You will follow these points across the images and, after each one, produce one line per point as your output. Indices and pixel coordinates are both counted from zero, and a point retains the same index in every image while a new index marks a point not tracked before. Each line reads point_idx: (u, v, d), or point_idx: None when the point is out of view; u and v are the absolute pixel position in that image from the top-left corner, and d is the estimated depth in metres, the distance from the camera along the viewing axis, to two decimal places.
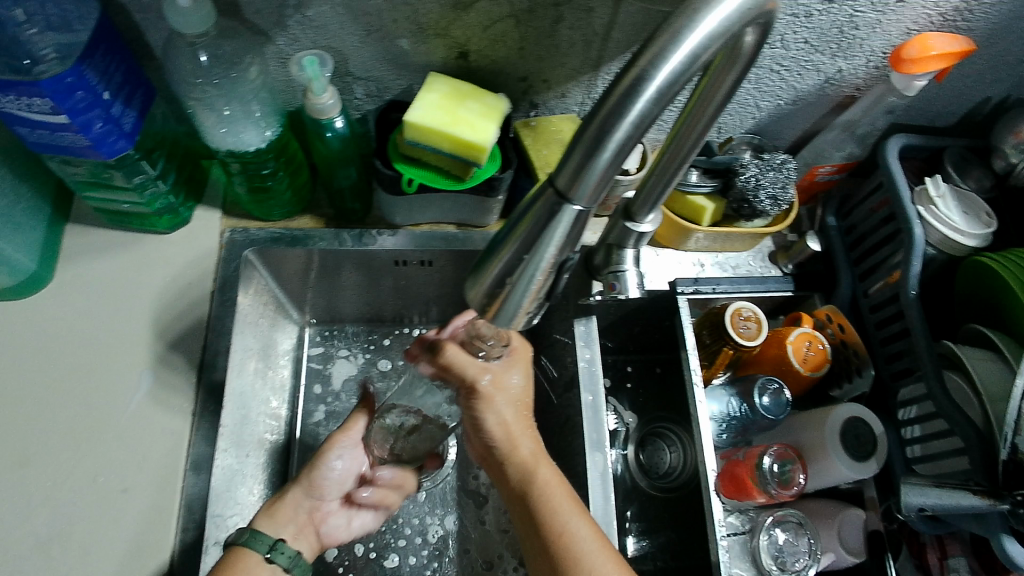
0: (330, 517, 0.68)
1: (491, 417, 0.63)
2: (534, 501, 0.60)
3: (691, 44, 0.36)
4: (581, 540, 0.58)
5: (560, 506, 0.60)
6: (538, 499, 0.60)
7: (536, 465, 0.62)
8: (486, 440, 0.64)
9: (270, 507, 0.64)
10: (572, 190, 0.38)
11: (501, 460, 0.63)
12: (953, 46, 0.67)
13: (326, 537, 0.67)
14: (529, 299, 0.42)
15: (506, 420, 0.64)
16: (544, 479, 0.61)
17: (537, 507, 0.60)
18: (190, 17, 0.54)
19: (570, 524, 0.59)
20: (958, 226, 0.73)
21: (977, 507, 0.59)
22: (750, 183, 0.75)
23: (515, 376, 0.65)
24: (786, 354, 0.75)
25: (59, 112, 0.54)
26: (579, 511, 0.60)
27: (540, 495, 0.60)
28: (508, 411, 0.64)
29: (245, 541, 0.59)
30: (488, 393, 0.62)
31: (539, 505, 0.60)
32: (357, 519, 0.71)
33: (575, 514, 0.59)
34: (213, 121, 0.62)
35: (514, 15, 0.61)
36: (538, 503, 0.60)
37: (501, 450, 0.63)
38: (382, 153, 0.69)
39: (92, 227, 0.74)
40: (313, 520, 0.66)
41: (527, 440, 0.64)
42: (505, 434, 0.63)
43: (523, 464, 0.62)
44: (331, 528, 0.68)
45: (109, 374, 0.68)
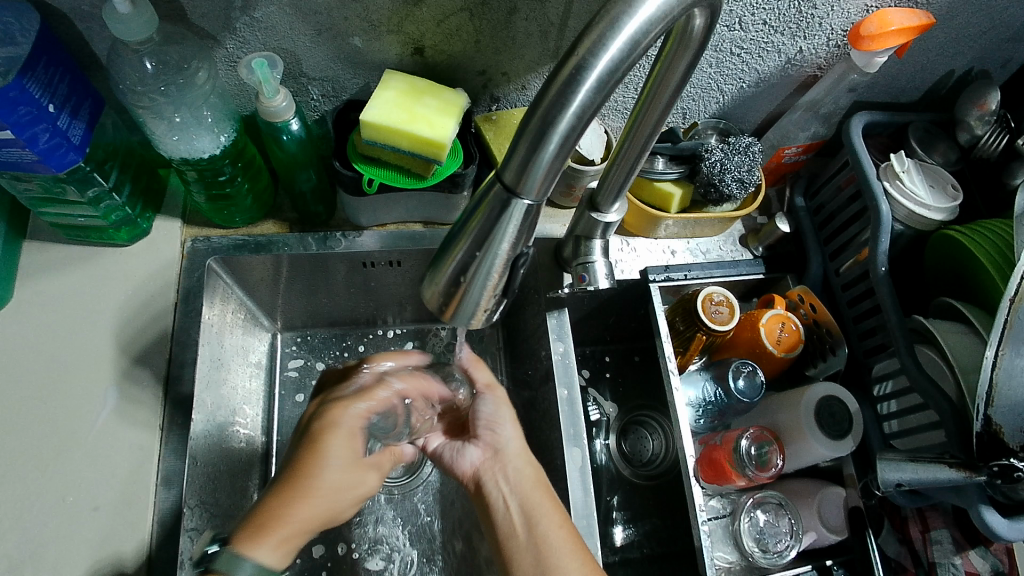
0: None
1: (502, 413, 0.68)
2: (529, 502, 0.62)
3: (630, 30, 0.35)
4: (557, 546, 0.58)
5: (546, 511, 0.61)
6: (535, 499, 0.62)
7: (535, 468, 0.65)
8: (495, 434, 0.67)
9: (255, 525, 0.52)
10: (520, 183, 0.38)
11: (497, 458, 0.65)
12: (910, 21, 0.67)
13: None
14: (486, 296, 0.42)
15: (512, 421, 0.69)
16: (540, 484, 0.63)
17: (530, 505, 0.61)
18: (130, 24, 0.52)
19: (551, 531, 0.59)
20: (924, 201, 0.73)
21: (954, 480, 0.60)
22: (715, 168, 0.75)
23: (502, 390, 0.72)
24: (759, 337, 0.75)
25: (2, 128, 0.53)
26: (562, 519, 0.61)
27: (535, 497, 0.62)
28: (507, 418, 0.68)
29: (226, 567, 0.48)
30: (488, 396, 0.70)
31: (536, 504, 0.61)
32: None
33: (558, 521, 0.61)
34: (164, 130, 0.61)
35: (467, 8, 0.60)
36: (532, 504, 0.61)
37: (512, 446, 0.66)
38: (341, 154, 0.68)
39: (50, 242, 0.73)
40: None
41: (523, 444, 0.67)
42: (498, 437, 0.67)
43: (530, 461, 0.65)
44: None
45: (74, 392, 0.67)
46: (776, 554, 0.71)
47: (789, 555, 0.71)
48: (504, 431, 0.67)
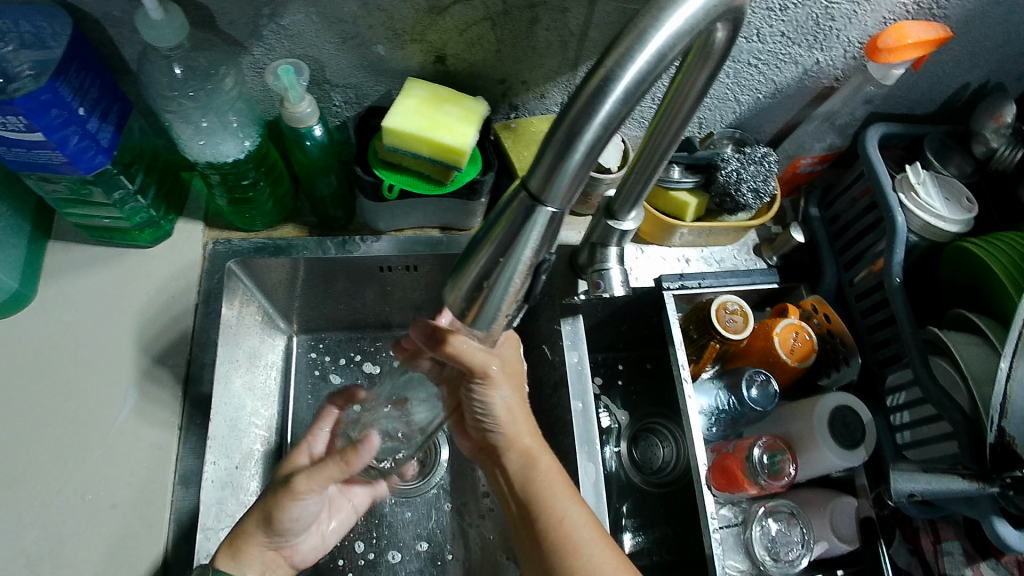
0: (303, 547, 0.66)
1: (499, 400, 0.61)
2: (534, 489, 0.61)
3: (657, 44, 0.36)
4: (578, 529, 0.59)
5: (558, 491, 0.60)
6: (538, 486, 0.61)
7: (537, 452, 0.62)
8: (489, 427, 0.63)
9: (232, 542, 0.60)
10: (545, 191, 0.38)
11: (503, 448, 0.63)
12: (928, 35, 0.68)
13: (299, 563, 0.67)
14: (508, 301, 0.42)
15: (513, 406, 0.62)
16: (545, 466, 0.62)
17: (537, 494, 0.60)
18: (162, 31, 0.54)
19: (567, 512, 0.60)
20: (939, 213, 0.73)
21: (967, 491, 0.60)
22: (731, 177, 0.75)
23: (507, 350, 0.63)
24: (773, 346, 0.75)
25: (34, 130, 0.54)
26: (572, 496, 0.60)
27: (542, 483, 0.61)
28: (504, 407, 0.61)
29: None
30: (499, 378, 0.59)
31: (535, 496, 0.60)
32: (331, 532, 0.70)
33: (572, 501, 0.60)
34: (191, 133, 0.62)
35: (489, 18, 0.61)
36: (539, 490, 0.60)
37: (504, 436, 0.62)
38: (362, 159, 0.69)
39: (74, 242, 0.74)
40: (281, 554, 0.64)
41: (528, 427, 0.63)
42: (512, 419, 0.62)
43: (526, 452, 0.62)
44: (305, 554, 0.67)
45: (95, 392, 0.68)
46: (787, 563, 0.72)
47: (800, 564, 0.71)
48: (497, 427, 0.62)
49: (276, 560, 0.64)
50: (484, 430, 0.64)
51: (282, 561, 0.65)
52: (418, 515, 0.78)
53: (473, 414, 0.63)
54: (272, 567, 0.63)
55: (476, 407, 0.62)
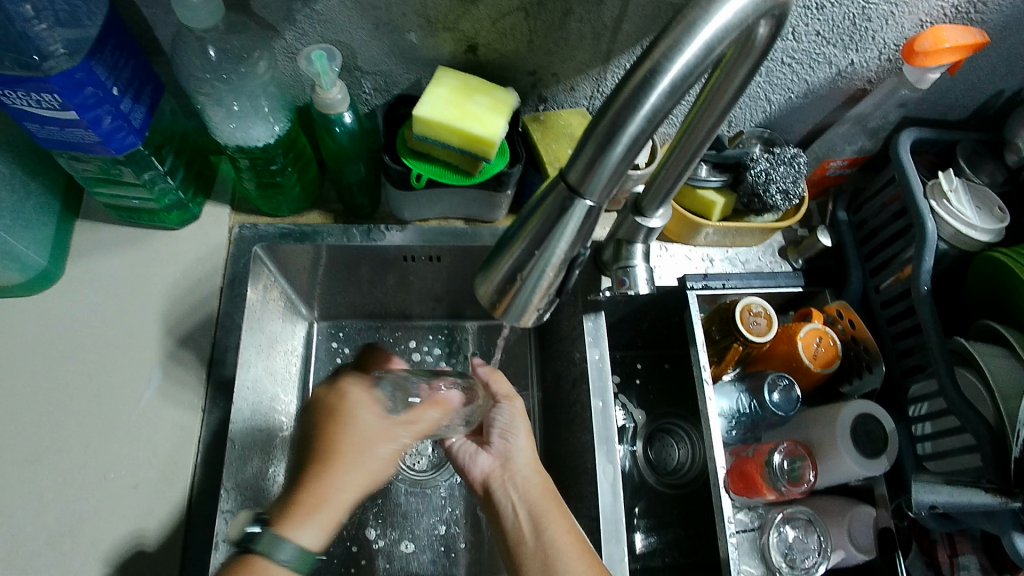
0: None
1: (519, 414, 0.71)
2: (542, 508, 0.62)
3: (706, 37, 0.35)
4: (568, 551, 0.59)
5: (557, 517, 0.61)
6: (548, 503, 0.63)
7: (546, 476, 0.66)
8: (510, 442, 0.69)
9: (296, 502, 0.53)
10: (583, 184, 0.38)
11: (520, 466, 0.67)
12: (966, 39, 0.67)
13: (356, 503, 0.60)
14: (539, 295, 0.42)
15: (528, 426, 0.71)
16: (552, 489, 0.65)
17: (544, 512, 0.62)
18: (198, 11, 0.53)
19: (559, 537, 0.60)
20: (971, 220, 0.72)
21: (988, 505, 0.59)
22: (761, 177, 0.74)
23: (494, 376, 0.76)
24: (796, 351, 0.74)
25: (67, 108, 0.55)
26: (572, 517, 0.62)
27: (550, 505, 0.63)
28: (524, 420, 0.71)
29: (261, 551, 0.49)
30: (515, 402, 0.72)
31: (544, 512, 0.62)
32: None
33: (565, 531, 0.60)
34: (222, 117, 0.61)
35: (523, 8, 0.61)
36: (545, 510, 0.62)
37: (524, 455, 0.68)
38: (390, 148, 0.69)
39: (102, 222, 0.74)
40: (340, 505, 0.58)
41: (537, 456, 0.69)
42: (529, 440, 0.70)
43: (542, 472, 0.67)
44: None
45: (119, 372, 0.68)
46: (804, 571, 0.71)
47: (817, 572, 0.71)
48: (519, 443, 0.69)
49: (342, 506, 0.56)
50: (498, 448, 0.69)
51: None
52: (432, 507, 0.78)
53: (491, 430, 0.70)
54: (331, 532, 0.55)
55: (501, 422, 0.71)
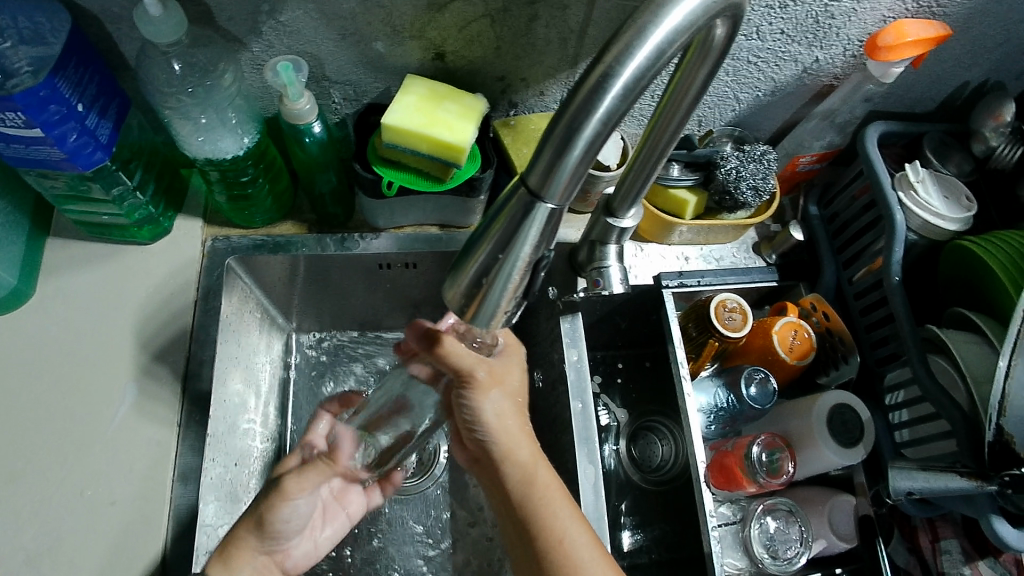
0: (296, 552, 0.65)
1: (489, 406, 0.60)
2: (533, 504, 0.60)
3: (656, 40, 0.36)
4: (580, 547, 0.58)
5: (559, 509, 0.60)
6: (537, 500, 0.60)
7: (535, 466, 0.61)
8: (480, 436, 0.62)
9: (223, 551, 0.59)
10: (544, 187, 0.38)
11: (499, 460, 0.62)
12: (927, 33, 0.68)
13: (292, 569, 0.65)
14: (507, 298, 0.42)
15: (504, 412, 0.61)
16: (543, 481, 0.61)
17: (536, 509, 0.60)
18: (160, 26, 0.53)
19: (568, 530, 0.59)
20: (939, 211, 0.73)
21: (965, 489, 0.60)
22: (731, 175, 0.75)
23: (514, 373, 0.63)
24: (772, 344, 0.75)
25: (32, 126, 0.54)
26: (575, 515, 0.60)
27: (541, 500, 0.60)
28: (496, 407, 0.61)
29: None
30: (484, 385, 0.59)
31: (535, 509, 0.60)
32: (323, 537, 0.69)
33: (573, 518, 0.60)
34: (190, 130, 0.62)
35: (489, 14, 0.61)
36: (539, 507, 0.60)
37: (499, 447, 0.61)
38: (362, 156, 0.69)
39: (73, 238, 0.74)
40: (274, 559, 0.63)
41: (523, 441, 0.62)
42: (504, 430, 0.61)
43: (523, 466, 0.61)
44: (296, 560, 0.65)
45: (94, 389, 0.68)
46: (786, 561, 0.72)
47: (799, 562, 0.71)
48: (491, 437, 0.61)
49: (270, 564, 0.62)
50: (477, 440, 0.62)
51: (275, 567, 0.63)
52: (416, 513, 0.78)
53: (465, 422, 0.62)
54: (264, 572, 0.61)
55: (465, 413, 0.61)
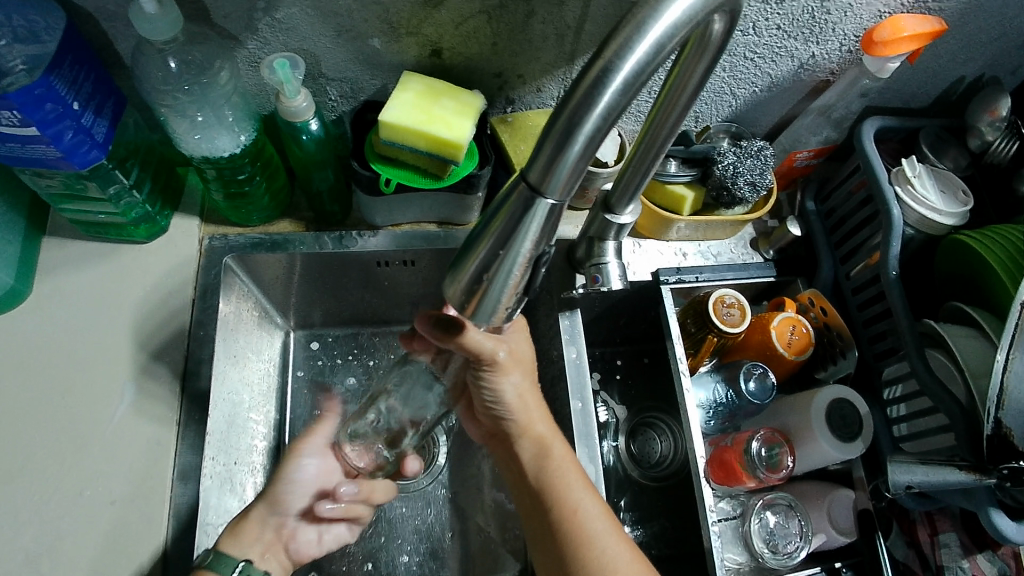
0: (300, 535, 0.66)
1: (509, 387, 0.62)
2: (548, 477, 0.61)
3: (655, 34, 0.36)
4: (593, 519, 0.59)
5: (572, 482, 0.61)
6: (553, 474, 0.61)
7: (551, 440, 0.63)
8: (500, 414, 0.64)
9: (234, 525, 0.62)
10: (544, 183, 0.38)
11: (516, 435, 0.64)
12: (922, 28, 0.68)
13: (296, 555, 0.66)
14: (508, 294, 0.42)
15: (523, 391, 0.63)
16: (559, 455, 0.62)
17: (550, 483, 0.61)
18: (157, 24, 0.53)
19: (582, 501, 0.60)
20: (936, 206, 0.74)
21: (964, 482, 0.60)
22: (728, 171, 0.75)
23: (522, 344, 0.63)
24: (770, 340, 0.75)
25: (28, 124, 0.54)
26: (588, 488, 0.61)
27: (555, 471, 0.61)
28: (515, 391, 0.62)
29: (210, 564, 0.58)
30: (507, 364, 0.60)
31: (549, 480, 0.61)
32: (328, 534, 0.69)
33: (586, 491, 0.61)
34: (186, 128, 0.62)
35: (486, 11, 0.61)
36: (553, 479, 0.61)
37: (517, 423, 0.63)
38: (359, 154, 0.69)
39: (70, 238, 0.74)
40: (279, 539, 0.65)
41: (540, 414, 0.64)
42: (523, 405, 0.63)
43: (539, 439, 0.63)
44: (301, 545, 0.66)
45: (92, 389, 0.68)
46: (786, 555, 0.72)
47: (799, 556, 0.71)
48: (511, 415, 0.63)
49: (275, 543, 0.64)
50: (497, 417, 0.64)
51: (280, 547, 0.65)
52: (416, 508, 0.78)
53: (483, 400, 0.64)
54: (272, 550, 0.64)
55: (486, 394, 0.63)
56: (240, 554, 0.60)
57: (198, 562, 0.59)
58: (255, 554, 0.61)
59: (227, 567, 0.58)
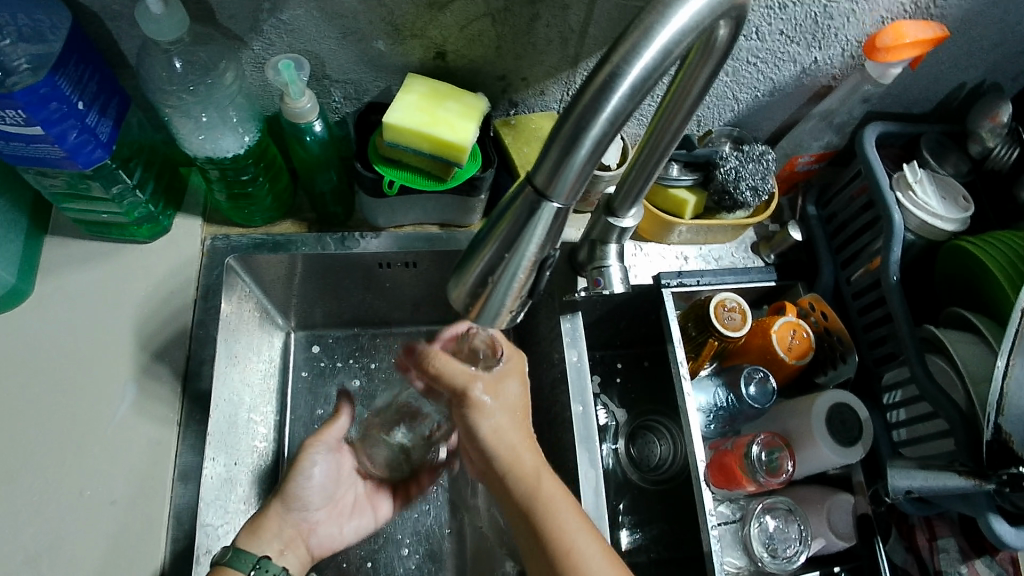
0: (319, 529, 0.68)
1: (489, 426, 0.62)
2: (539, 517, 0.59)
3: (663, 39, 0.36)
4: (589, 559, 0.57)
5: (566, 522, 0.58)
6: (544, 514, 0.59)
7: (539, 478, 0.61)
8: (485, 455, 0.63)
9: (252, 523, 0.64)
10: (550, 186, 0.38)
11: (504, 477, 0.62)
12: (925, 34, 0.68)
13: (316, 549, 0.68)
14: (512, 298, 0.42)
15: (502, 428, 0.63)
16: (548, 493, 0.60)
17: (543, 523, 0.59)
18: (163, 24, 0.53)
19: (576, 542, 0.58)
20: (936, 211, 0.74)
21: (963, 487, 0.61)
22: (730, 175, 0.75)
23: (510, 385, 0.64)
24: (771, 344, 0.75)
25: (33, 124, 0.54)
26: (583, 527, 0.58)
27: (546, 511, 0.59)
28: (503, 412, 0.63)
29: (228, 560, 0.58)
30: (479, 403, 0.62)
31: (541, 521, 0.59)
32: (348, 526, 0.71)
33: (581, 529, 0.59)
34: (190, 128, 0.62)
35: (490, 14, 0.61)
36: (546, 520, 0.58)
37: (503, 462, 0.62)
38: (362, 155, 0.69)
39: (72, 237, 0.74)
40: (300, 533, 0.67)
41: (529, 451, 0.63)
42: (506, 446, 0.62)
43: (528, 479, 0.61)
44: (321, 540, 0.68)
45: (93, 388, 0.68)
46: (786, 560, 0.72)
47: (798, 560, 0.71)
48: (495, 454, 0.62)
49: (294, 540, 0.66)
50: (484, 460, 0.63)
51: (300, 544, 0.66)
52: (416, 510, 0.78)
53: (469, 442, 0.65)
54: (291, 545, 0.65)
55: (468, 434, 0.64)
56: (256, 550, 0.61)
57: (218, 557, 0.59)
58: (272, 550, 0.63)
59: (246, 562, 0.58)
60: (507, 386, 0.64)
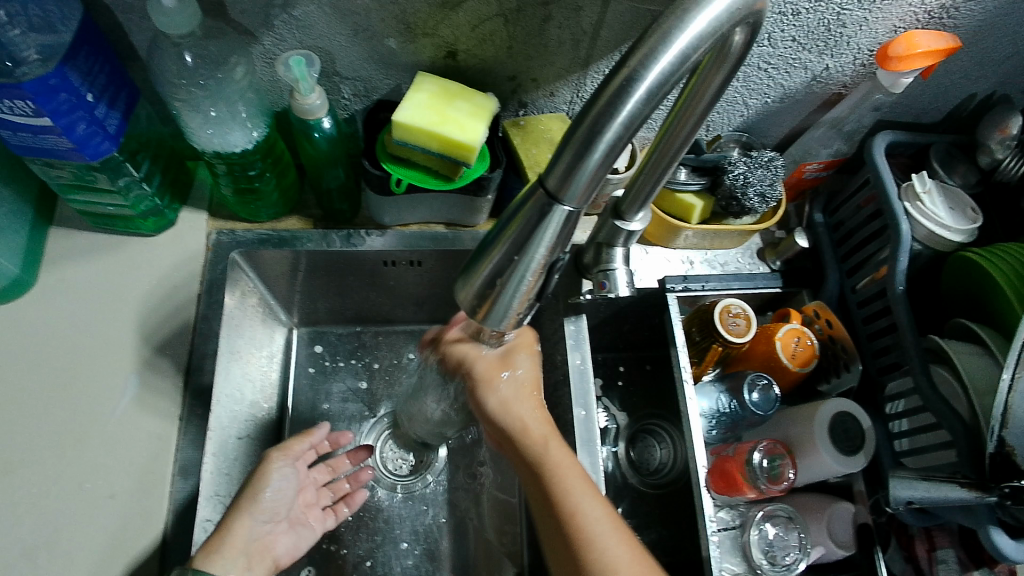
0: (280, 543, 0.66)
1: (495, 397, 0.62)
2: (547, 480, 0.59)
3: (681, 45, 0.36)
4: (593, 522, 0.56)
5: (573, 487, 0.58)
6: (551, 477, 0.59)
7: (548, 444, 0.61)
8: (496, 424, 0.63)
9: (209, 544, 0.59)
10: (562, 190, 0.38)
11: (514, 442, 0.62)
12: (938, 44, 0.68)
13: (281, 560, 0.65)
14: (519, 301, 0.41)
15: (508, 400, 0.62)
16: (556, 458, 0.60)
17: (550, 486, 0.58)
18: (174, 18, 0.53)
19: (581, 505, 0.57)
20: (945, 222, 0.74)
21: (965, 499, 0.60)
22: (738, 180, 0.75)
23: (520, 362, 0.63)
24: (775, 351, 0.75)
25: (41, 115, 0.54)
26: (588, 491, 0.58)
27: (553, 476, 0.59)
28: (511, 386, 0.62)
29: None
30: (486, 376, 0.61)
31: (549, 483, 0.58)
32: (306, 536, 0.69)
33: (587, 494, 0.58)
34: (199, 122, 0.62)
35: (502, 14, 0.61)
36: (552, 484, 0.58)
37: (513, 431, 0.62)
38: (370, 153, 0.68)
39: (77, 229, 0.74)
40: (265, 546, 0.64)
41: (539, 419, 0.62)
42: (512, 416, 0.62)
43: (537, 444, 0.61)
44: (283, 551, 0.66)
45: (95, 381, 0.68)
46: (784, 567, 0.72)
47: (797, 568, 0.71)
48: (505, 420, 0.62)
49: (258, 553, 0.62)
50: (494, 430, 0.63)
51: (265, 557, 0.63)
52: (414, 510, 0.77)
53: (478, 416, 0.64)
54: (257, 559, 0.62)
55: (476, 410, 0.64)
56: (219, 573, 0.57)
57: None
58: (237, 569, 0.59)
59: None
60: (517, 362, 0.63)
